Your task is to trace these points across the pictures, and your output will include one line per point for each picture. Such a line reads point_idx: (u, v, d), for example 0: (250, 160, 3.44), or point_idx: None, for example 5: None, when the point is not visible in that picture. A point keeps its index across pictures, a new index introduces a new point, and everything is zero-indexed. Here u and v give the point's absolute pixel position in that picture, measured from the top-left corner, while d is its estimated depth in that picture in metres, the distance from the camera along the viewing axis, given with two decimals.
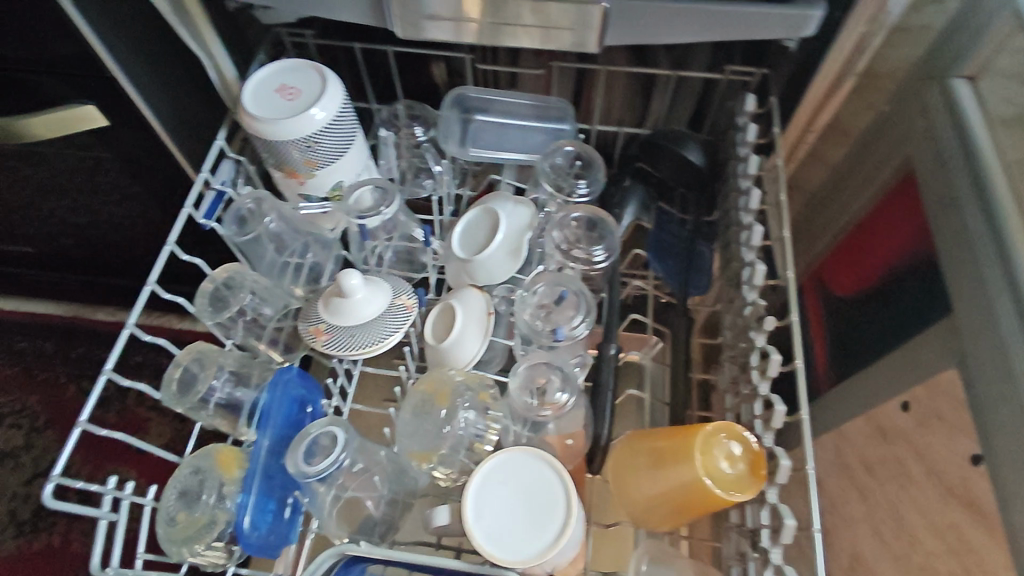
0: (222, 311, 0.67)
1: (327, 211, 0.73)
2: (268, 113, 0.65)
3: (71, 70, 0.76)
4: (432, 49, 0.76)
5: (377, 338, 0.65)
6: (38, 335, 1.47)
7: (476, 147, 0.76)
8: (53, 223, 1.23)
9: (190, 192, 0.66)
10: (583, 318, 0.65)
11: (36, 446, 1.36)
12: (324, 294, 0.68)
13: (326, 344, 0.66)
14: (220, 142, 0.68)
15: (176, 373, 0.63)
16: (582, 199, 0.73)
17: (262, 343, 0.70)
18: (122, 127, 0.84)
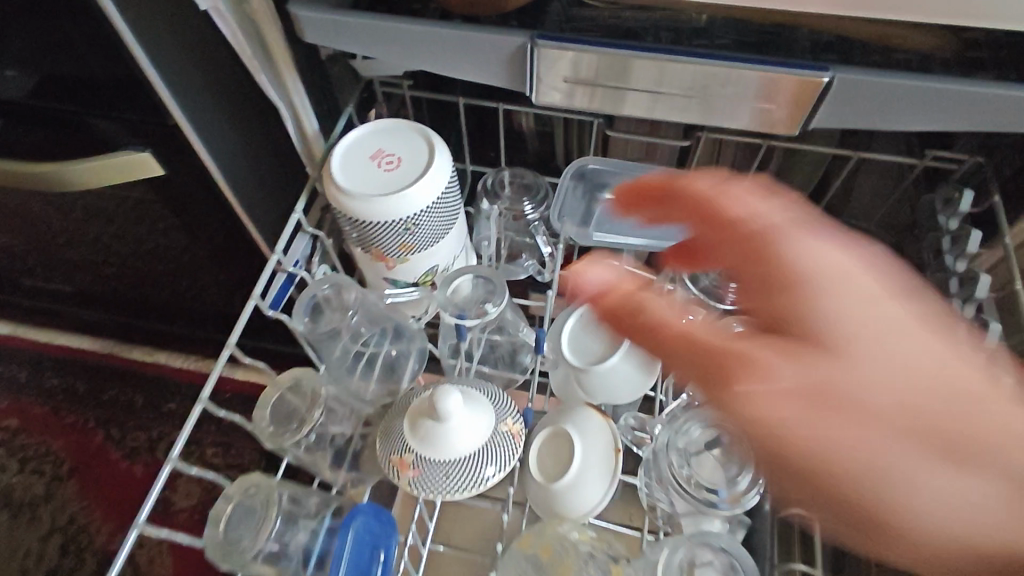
0: (283, 427, 0.51)
1: (414, 298, 0.62)
2: (364, 186, 0.53)
3: (129, 113, 0.65)
4: (551, 111, 0.64)
5: (481, 476, 0.52)
6: (67, 372, 1.36)
7: (601, 231, 0.64)
8: (94, 262, 1.14)
9: (258, 278, 0.53)
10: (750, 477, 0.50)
11: (56, 498, 1.24)
12: (408, 411, 0.54)
13: (413, 482, 0.52)
14: (298, 215, 0.55)
15: (224, 510, 0.48)
16: (735, 306, 0.59)
17: (324, 464, 0.55)
18: (181, 177, 0.73)
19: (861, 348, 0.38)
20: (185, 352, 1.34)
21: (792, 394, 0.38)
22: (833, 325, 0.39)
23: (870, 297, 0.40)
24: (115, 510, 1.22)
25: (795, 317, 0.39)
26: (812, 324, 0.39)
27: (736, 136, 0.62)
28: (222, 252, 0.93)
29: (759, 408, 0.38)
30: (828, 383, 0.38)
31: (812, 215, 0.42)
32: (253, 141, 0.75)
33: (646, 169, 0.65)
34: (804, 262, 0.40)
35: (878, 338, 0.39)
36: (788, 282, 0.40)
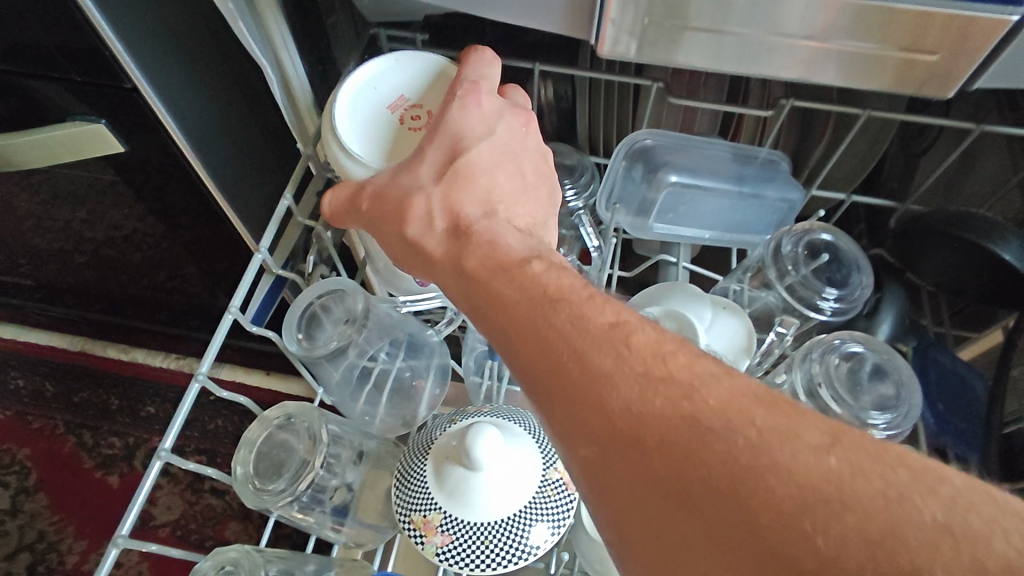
0: (269, 481, 0.39)
1: (434, 305, 0.52)
2: (389, 156, 0.43)
3: (75, 73, 0.52)
4: (600, 73, 0.52)
5: (525, 544, 0.40)
6: (32, 371, 1.22)
7: (664, 222, 0.54)
8: (60, 253, 1.01)
9: (239, 280, 0.42)
10: None
11: (22, 512, 1.12)
12: (431, 452, 0.42)
13: (442, 552, 0.40)
14: (288, 201, 0.43)
15: None
16: (831, 317, 0.47)
17: (324, 520, 0.43)
18: (147, 154, 0.61)
19: (504, 193, 0.39)
20: (164, 350, 1.21)
21: (435, 233, 0.37)
22: (491, 179, 0.39)
23: (525, 183, 0.40)
24: (89, 526, 1.10)
25: (476, 154, 0.39)
26: (428, 170, 0.39)
27: (833, 105, 0.50)
28: (202, 241, 0.79)
29: (390, 197, 0.39)
30: (462, 208, 0.37)
31: (512, 96, 0.44)
32: (236, 112, 0.62)
33: (717, 147, 0.53)
34: (456, 127, 0.40)
35: (513, 192, 0.39)
36: (456, 139, 0.40)
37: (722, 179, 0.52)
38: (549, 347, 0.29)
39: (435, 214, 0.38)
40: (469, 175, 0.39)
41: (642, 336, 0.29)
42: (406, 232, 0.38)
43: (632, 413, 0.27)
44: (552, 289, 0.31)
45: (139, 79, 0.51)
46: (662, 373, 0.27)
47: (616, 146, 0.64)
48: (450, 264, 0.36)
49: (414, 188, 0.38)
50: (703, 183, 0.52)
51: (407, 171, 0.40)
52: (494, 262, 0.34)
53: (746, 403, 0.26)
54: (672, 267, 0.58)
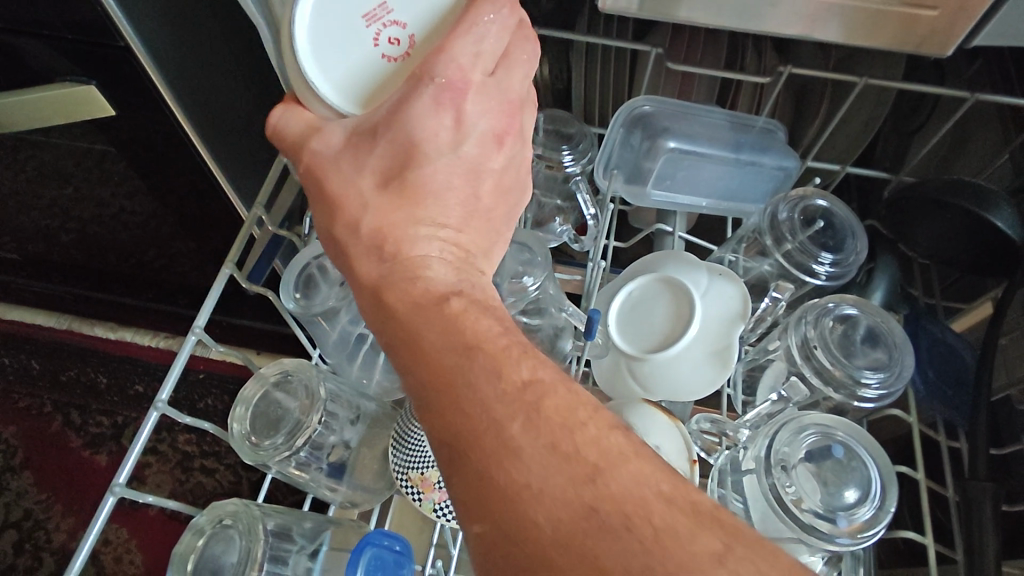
0: (266, 437, 0.39)
1: None
2: (341, 85, 0.37)
3: (63, 30, 0.51)
4: (597, 38, 0.52)
5: None
6: (18, 349, 1.21)
7: (657, 188, 0.54)
8: (46, 230, 0.99)
9: (235, 237, 0.42)
10: (867, 501, 0.39)
11: (8, 491, 1.10)
12: (427, 414, 0.42)
13: (439, 508, 0.41)
14: (286, 156, 0.43)
15: (197, 540, 0.36)
16: (825, 281, 0.48)
17: (320, 480, 0.43)
18: (139, 120, 0.60)
19: (449, 213, 0.36)
20: (153, 328, 1.19)
21: (359, 243, 0.35)
22: (440, 199, 0.35)
23: (478, 211, 0.37)
24: (77, 505, 1.09)
25: (432, 168, 0.35)
26: (371, 173, 0.36)
27: (830, 72, 0.51)
28: (192, 216, 0.78)
29: (327, 189, 0.36)
30: (394, 230, 0.35)
31: (507, 76, 0.37)
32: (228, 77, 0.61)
33: (715, 115, 0.53)
34: (417, 130, 0.35)
35: (460, 216, 0.36)
36: (412, 151, 0.35)
37: (718, 146, 0.52)
38: (467, 407, 0.28)
39: (365, 225, 0.35)
40: (420, 189, 0.35)
41: (554, 401, 0.28)
42: (333, 230, 0.36)
43: (538, 497, 0.26)
44: (471, 338, 0.30)
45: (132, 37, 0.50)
46: (568, 450, 0.27)
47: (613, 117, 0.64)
48: (372, 292, 0.34)
49: (352, 188, 0.36)
50: (701, 151, 0.52)
51: (352, 164, 0.36)
52: (412, 300, 0.33)
53: (646, 497, 0.26)
54: (667, 237, 0.58)
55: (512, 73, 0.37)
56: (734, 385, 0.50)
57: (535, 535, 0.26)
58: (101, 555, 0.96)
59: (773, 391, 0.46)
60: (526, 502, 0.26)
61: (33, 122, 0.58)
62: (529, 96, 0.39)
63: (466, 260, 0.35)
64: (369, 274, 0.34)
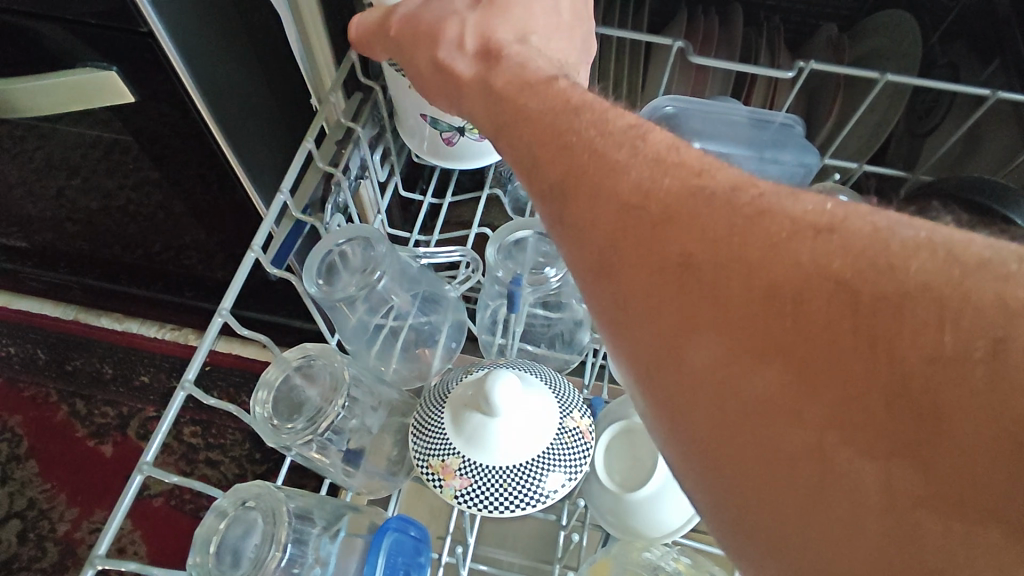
0: (289, 420, 0.40)
1: (455, 257, 0.52)
2: None
3: (86, 17, 0.51)
4: (618, 31, 0.52)
5: (541, 489, 0.41)
6: (25, 339, 1.21)
7: None
8: (53, 219, 0.99)
9: (260, 221, 0.42)
10: None
11: (13, 480, 1.10)
12: (447, 402, 0.42)
13: (460, 495, 0.40)
14: (310, 143, 0.43)
15: (222, 520, 0.36)
16: None
17: (340, 465, 0.43)
18: (157, 108, 0.59)
19: (539, 24, 0.40)
20: (159, 320, 1.19)
21: (466, 54, 0.39)
22: (529, 11, 0.40)
23: (561, 24, 0.41)
24: (80, 495, 1.09)
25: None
26: None
27: (851, 67, 0.51)
28: (204, 207, 0.78)
29: (421, 22, 0.41)
30: (494, 34, 0.39)
31: None
32: (244, 67, 0.61)
33: (736, 111, 0.53)
34: None
35: (547, 28, 0.40)
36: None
37: (741, 145, 0.52)
38: (572, 148, 0.29)
39: (467, 36, 0.39)
40: (507, 9, 0.40)
41: (656, 136, 0.29)
42: (436, 54, 0.40)
43: (644, 190, 0.26)
44: (573, 101, 0.32)
45: (155, 23, 0.50)
46: (673, 160, 0.27)
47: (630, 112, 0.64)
48: (479, 83, 0.37)
49: (447, 15, 0.40)
50: (726, 151, 0.52)
51: (441, 2, 0.41)
52: (521, 80, 0.35)
53: (748, 181, 0.26)
54: None
55: None
56: None
57: (644, 224, 0.26)
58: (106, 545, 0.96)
59: None
60: (648, 250, 0.26)
61: (55, 109, 0.58)
62: None
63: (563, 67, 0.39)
64: (478, 73, 0.38)
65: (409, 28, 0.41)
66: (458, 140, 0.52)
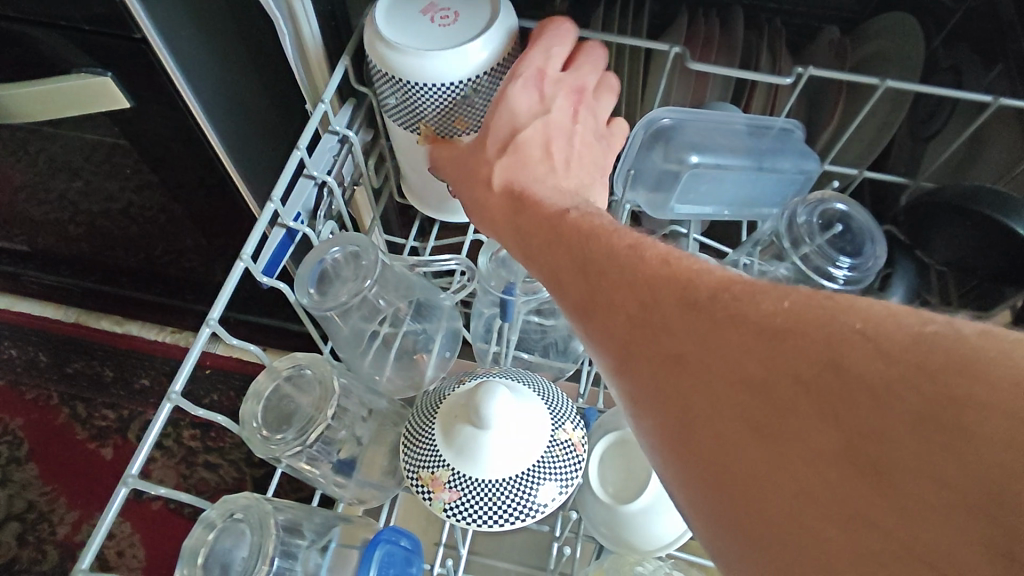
0: (277, 431, 0.39)
1: (449, 266, 0.51)
2: (415, 41, 0.44)
3: (80, 22, 0.51)
4: (616, 37, 0.52)
5: (533, 503, 0.40)
6: (27, 342, 1.21)
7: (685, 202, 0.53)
8: (55, 221, 0.99)
9: (250, 230, 0.41)
10: None
11: (13, 482, 1.10)
12: (439, 414, 0.42)
13: (450, 508, 0.40)
14: (301, 152, 0.43)
15: (210, 535, 0.36)
16: (846, 285, 0.48)
17: (330, 476, 0.43)
18: (153, 112, 0.59)
19: (557, 159, 0.44)
20: (161, 323, 1.19)
21: (494, 196, 0.43)
22: (544, 155, 0.44)
23: (576, 150, 0.45)
24: (80, 498, 1.09)
25: (529, 138, 0.43)
26: (493, 143, 0.43)
27: (853, 73, 0.50)
28: (202, 211, 0.78)
29: (464, 169, 0.44)
30: (517, 180, 0.42)
31: (576, 65, 0.46)
32: (241, 71, 0.61)
33: (736, 119, 0.52)
34: (515, 106, 0.44)
35: (564, 161, 0.44)
36: (502, 128, 0.44)
37: (740, 155, 0.52)
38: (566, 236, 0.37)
39: (494, 179, 0.43)
40: (530, 150, 0.43)
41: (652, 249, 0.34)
42: (471, 199, 0.44)
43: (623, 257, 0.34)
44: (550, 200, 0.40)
45: (149, 28, 0.50)
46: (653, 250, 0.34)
47: (630, 118, 0.64)
48: (503, 215, 0.42)
49: (479, 164, 0.43)
50: (726, 161, 0.52)
51: (474, 146, 0.44)
52: (542, 216, 0.39)
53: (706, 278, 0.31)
54: (682, 239, 0.58)
55: (577, 65, 0.46)
56: None
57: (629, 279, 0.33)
58: (105, 548, 0.96)
59: None
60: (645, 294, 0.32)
61: (51, 113, 0.58)
62: (604, 84, 0.47)
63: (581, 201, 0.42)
64: (504, 205, 0.42)
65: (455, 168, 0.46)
66: None
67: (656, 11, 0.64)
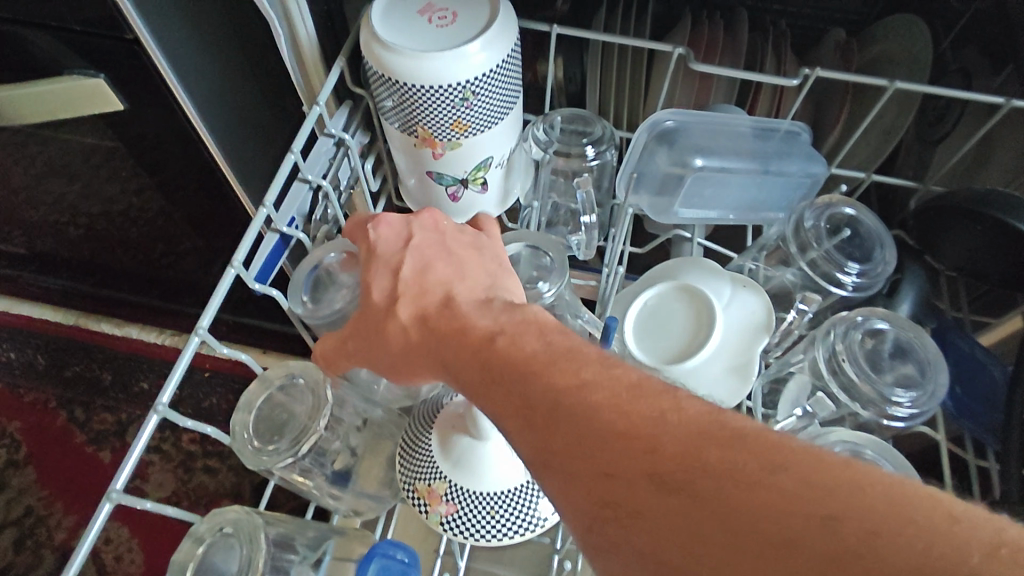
0: (269, 442, 0.38)
1: None
2: (411, 42, 0.43)
3: (71, 24, 0.50)
4: (619, 38, 0.51)
5: (532, 515, 0.39)
6: (26, 345, 1.20)
7: (689, 207, 0.52)
8: (52, 224, 0.98)
9: (243, 236, 0.40)
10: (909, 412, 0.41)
11: (10, 486, 1.09)
12: (435, 424, 0.41)
13: (446, 522, 0.39)
14: (295, 155, 0.42)
15: (199, 549, 0.35)
16: (855, 290, 0.46)
17: (324, 488, 0.42)
18: (147, 115, 0.59)
19: (456, 270, 0.39)
20: (160, 326, 1.18)
21: (410, 344, 0.37)
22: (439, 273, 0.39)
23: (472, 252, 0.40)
24: (77, 502, 1.08)
25: (414, 262, 0.39)
26: (380, 287, 0.39)
27: (861, 74, 0.49)
28: (199, 213, 0.77)
29: (365, 339, 0.39)
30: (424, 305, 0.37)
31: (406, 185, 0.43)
32: (236, 73, 0.60)
33: (741, 122, 0.51)
34: (385, 240, 0.40)
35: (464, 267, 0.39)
36: (386, 258, 0.40)
37: (745, 159, 0.50)
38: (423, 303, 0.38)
39: (407, 323, 0.37)
40: (422, 276, 0.38)
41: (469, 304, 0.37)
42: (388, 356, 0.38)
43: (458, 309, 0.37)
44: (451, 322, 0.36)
45: (141, 30, 0.49)
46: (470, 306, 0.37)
47: (632, 120, 0.62)
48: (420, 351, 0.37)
49: (385, 310, 0.38)
50: (730, 165, 0.50)
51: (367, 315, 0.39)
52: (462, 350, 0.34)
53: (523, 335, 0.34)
54: (686, 243, 0.56)
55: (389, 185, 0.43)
56: (753, 399, 0.50)
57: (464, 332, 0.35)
58: (102, 553, 0.95)
59: (798, 406, 0.46)
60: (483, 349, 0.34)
61: (44, 116, 0.57)
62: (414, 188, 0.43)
63: (490, 289, 0.38)
64: (416, 340, 0.37)
65: (358, 330, 0.39)
66: (463, 194, 0.52)
67: (659, 11, 0.62)
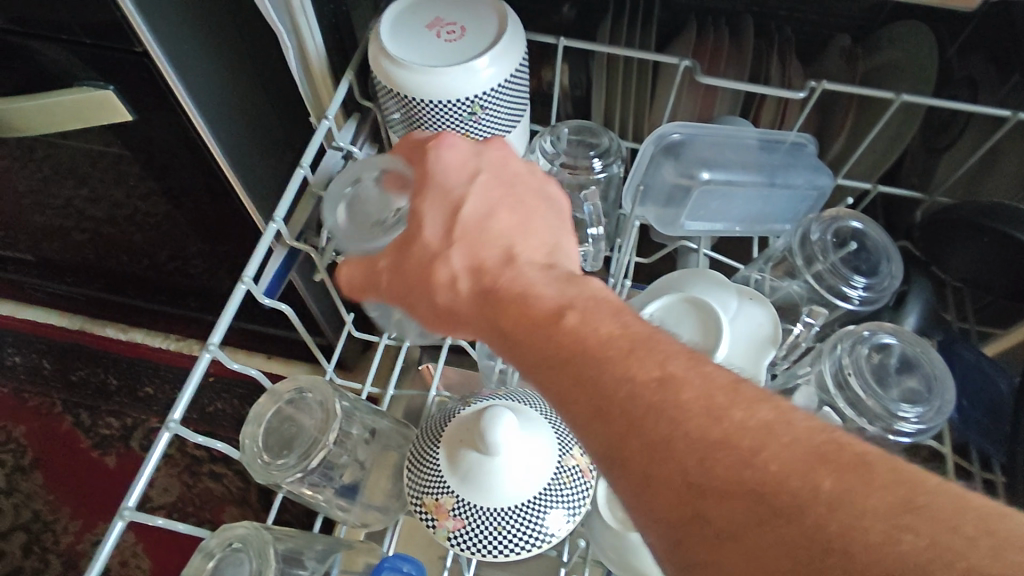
0: (278, 456, 0.38)
1: None
2: (420, 58, 0.43)
3: (81, 37, 0.50)
4: (625, 50, 0.51)
5: (540, 531, 0.39)
6: (32, 349, 1.21)
7: (695, 219, 0.52)
8: (59, 230, 0.99)
9: (252, 252, 0.41)
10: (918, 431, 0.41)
11: (16, 491, 1.10)
12: (443, 439, 0.41)
13: (453, 537, 0.39)
14: (304, 170, 0.42)
15: (208, 564, 0.35)
16: (860, 304, 0.46)
17: (333, 501, 0.42)
18: (155, 125, 0.59)
19: (518, 225, 0.38)
20: (165, 331, 1.18)
21: (459, 293, 0.37)
22: (502, 228, 0.37)
23: (533, 209, 0.39)
24: (83, 507, 1.08)
25: (474, 203, 0.38)
26: (437, 226, 0.38)
27: (866, 87, 0.49)
28: (205, 221, 0.77)
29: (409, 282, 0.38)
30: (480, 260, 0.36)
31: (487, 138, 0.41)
32: (243, 84, 0.60)
33: (746, 135, 0.51)
34: (444, 176, 0.39)
35: (525, 229, 0.38)
36: (445, 191, 0.39)
37: (751, 171, 0.51)
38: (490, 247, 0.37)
39: (458, 274, 0.37)
40: (479, 228, 0.37)
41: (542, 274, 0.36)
42: (436, 301, 0.37)
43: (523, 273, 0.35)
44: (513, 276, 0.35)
45: (150, 43, 0.49)
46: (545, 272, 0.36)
47: (638, 130, 0.63)
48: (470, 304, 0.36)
49: (437, 256, 0.37)
50: (736, 178, 0.51)
51: (413, 251, 0.38)
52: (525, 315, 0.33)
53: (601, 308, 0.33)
54: (692, 254, 0.57)
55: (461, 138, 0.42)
56: None
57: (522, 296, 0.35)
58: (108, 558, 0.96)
59: None
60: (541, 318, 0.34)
61: (53, 128, 0.57)
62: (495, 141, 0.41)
63: (552, 253, 0.37)
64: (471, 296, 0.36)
65: (400, 275, 0.39)
66: None
67: (665, 19, 0.62)
